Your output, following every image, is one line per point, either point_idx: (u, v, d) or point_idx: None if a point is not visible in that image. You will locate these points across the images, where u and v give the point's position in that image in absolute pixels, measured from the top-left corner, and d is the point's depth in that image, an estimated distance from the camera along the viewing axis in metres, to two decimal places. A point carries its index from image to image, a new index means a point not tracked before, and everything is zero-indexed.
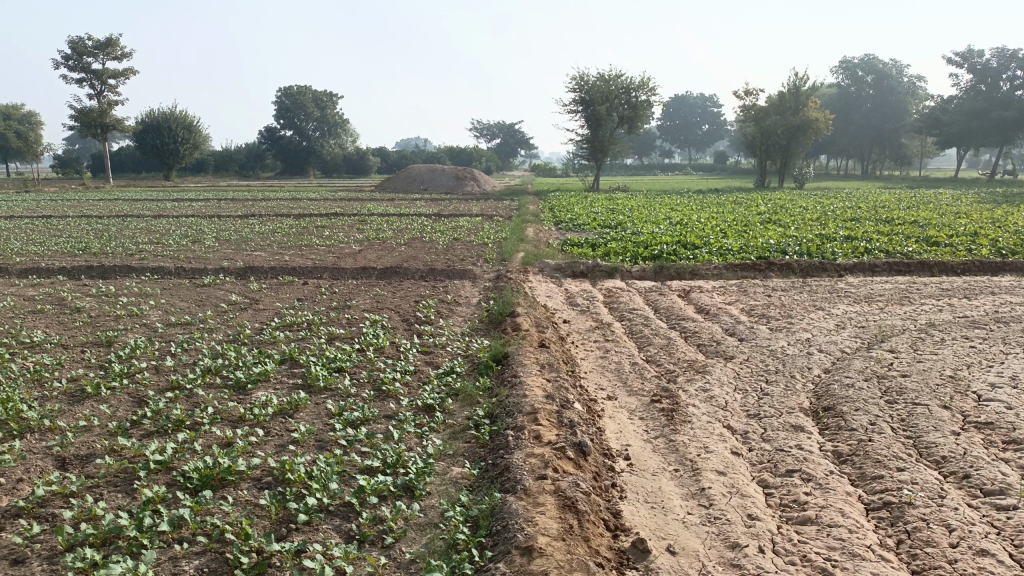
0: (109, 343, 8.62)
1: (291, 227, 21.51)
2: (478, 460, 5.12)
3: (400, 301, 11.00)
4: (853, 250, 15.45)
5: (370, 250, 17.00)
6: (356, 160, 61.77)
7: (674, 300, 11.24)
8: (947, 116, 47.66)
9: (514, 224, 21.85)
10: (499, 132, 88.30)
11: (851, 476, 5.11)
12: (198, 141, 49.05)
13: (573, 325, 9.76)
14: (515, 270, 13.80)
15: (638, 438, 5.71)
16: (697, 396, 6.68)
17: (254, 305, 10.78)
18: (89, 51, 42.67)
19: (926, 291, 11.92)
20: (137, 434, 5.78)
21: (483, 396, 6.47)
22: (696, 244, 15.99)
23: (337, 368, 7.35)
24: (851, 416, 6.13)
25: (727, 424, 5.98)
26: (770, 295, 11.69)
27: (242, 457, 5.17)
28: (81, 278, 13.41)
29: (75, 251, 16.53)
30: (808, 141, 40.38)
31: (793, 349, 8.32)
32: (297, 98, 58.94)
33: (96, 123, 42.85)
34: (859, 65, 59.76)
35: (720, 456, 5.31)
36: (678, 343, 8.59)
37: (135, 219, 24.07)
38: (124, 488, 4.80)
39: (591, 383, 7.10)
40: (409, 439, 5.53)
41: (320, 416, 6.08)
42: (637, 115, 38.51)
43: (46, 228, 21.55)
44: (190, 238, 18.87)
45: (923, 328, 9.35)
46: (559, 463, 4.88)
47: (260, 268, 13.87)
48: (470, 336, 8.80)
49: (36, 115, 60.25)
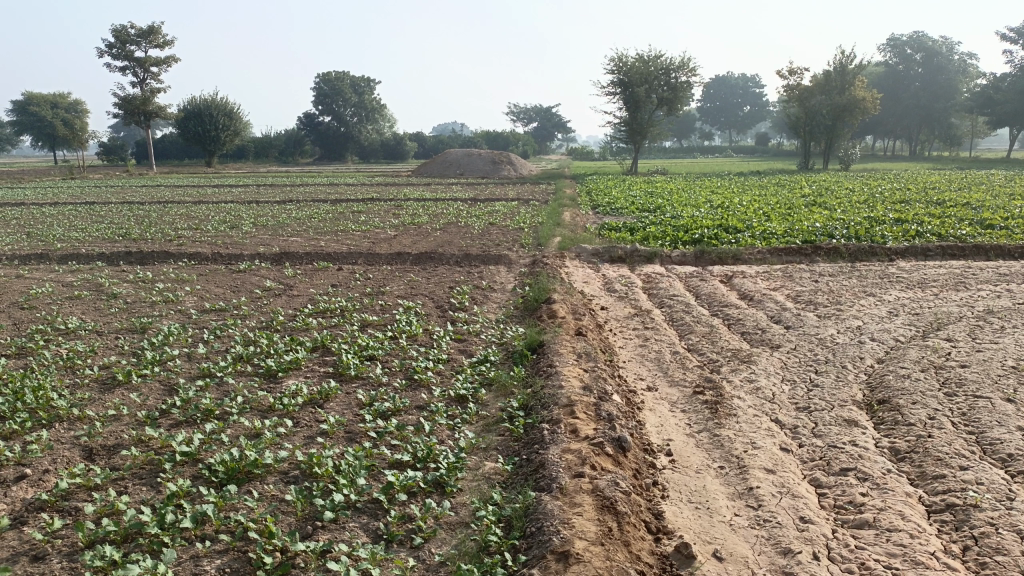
0: (143, 330, 8.59)
1: (328, 212, 21.44)
2: (512, 456, 4.89)
3: (434, 288, 10.82)
4: (903, 233, 14.87)
5: (406, 234, 16.86)
6: (394, 145, 61.77)
7: (716, 286, 10.88)
8: (1000, 94, 45.90)
9: (550, 208, 21.53)
10: (536, 115, 87.66)
11: (911, 475, 4.78)
12: (239, 128, 49.40)
13: (611, 312, 9.48)
14: (552, 256, 13.53)
15: (681, 432, 5.44)
16: (741, 387, 6.38)
17: (288, 292, 10.67)
18: (132, 39, 43.21)
19: (983, 276, 11.37)
20: (166, 424, 5.68)
21: (518, 386, 6.25)
22: (738, 228, 15.55)
23: (368, 356, 7.18)
24: (909, 409, 5.77)
25: (775, 417, 5.67)
26: (817, 280, 11.26)
27: (269, 449, 5.01)
28: (121, 264, 13.49)
29: (115, 237, 16.66)
30: (854, 121, 39.23)
31: (843, 338, 7.95)
32: (336, 84, 59.21)
33: (140, 111, 43.38)
34: (908, 43, 57.94)
35: (768, 453, 5.02)
36: (721, 331, 8.27)
37: (176, 205, 24.26)
38: (148, 481, 4.70)
39: (630, 373, 6.84)
40: (441, 432, 5.33)
41: (350, 406, 5.91)
42: (677, 96, 37.76)
43: (89, 214, 21.82)
44: (228, 223, 18.90)
45: (981, 315, 8.90)
46: (597, 460, 4.63)
47: (295, 253, 13.80)
48: (505, 323, 8.59)
49: (83, 104, 61.20)
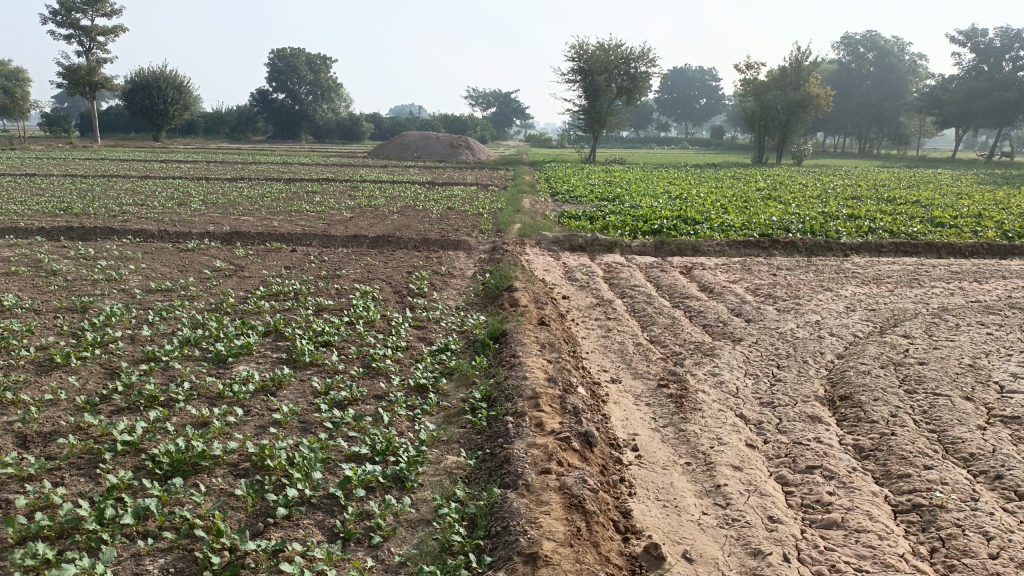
0: (84, 310, 8.17)
1: (281, 192, 20.90)
2: (475, 449, 4.72)
3: (391, 272, 10.55)
4: (857, 229, 15.05)
5: (362, 217, 16.51)
6: (350, 126, 60.42)
7: (677, 277, 10.84)
8: (948, 95, 47.06)
9: (509, 194, 21.33)
10: (494, 100, 87.22)
11: (875, 474, 4.75)
12: (189, 102, 48.01)
13: (573, 301, 9.35)
14: (511, 242, 13.37)
15: (646, 426, 5.34)
16: (706, 380, 6.30)
17: (239, 273, 10.30)
18: (77, 7, 41.55)
19: (935, 273, 11.55)
20: (106, 411, 5.36)
21: (480, 377, 6.08)
22: (697, 220, 15.57)
23: (324, 342, 6.93)
24: (871, 406, 5.75)
25: (740, 413, 5.61)
26: (775, 274, 11.31)
27: (218, 439, 4.75)
28: (61, 239, 12.91)
29: (56, 211, 15.99)
30: (808, 118, 39.77)
31: (803, 332, 7.95)
32: (290, 61, 58.22)
33: (84, 81, 41.81)
34: (861, 42, 59.14)
35: (735, 449, 4.94)
36: (683, 323, 8.21)
37: (121, 180, 23.41)
38: (87, 472, 4.41)
39: (594, 365, 6.72)
40: (400, 423, 5.13)
41: (305, 395, 5.67)
42: (636, 86, 37.77)
43: (29, 187, 20.91)
44: (177, 201, 18.28)
45: (936, 312, 9.00)
46: (564, 455, 4.48)
47: (247, 233, 13.38)
48: (465, 310, 8.39)
49: (25, 72, 58.93)
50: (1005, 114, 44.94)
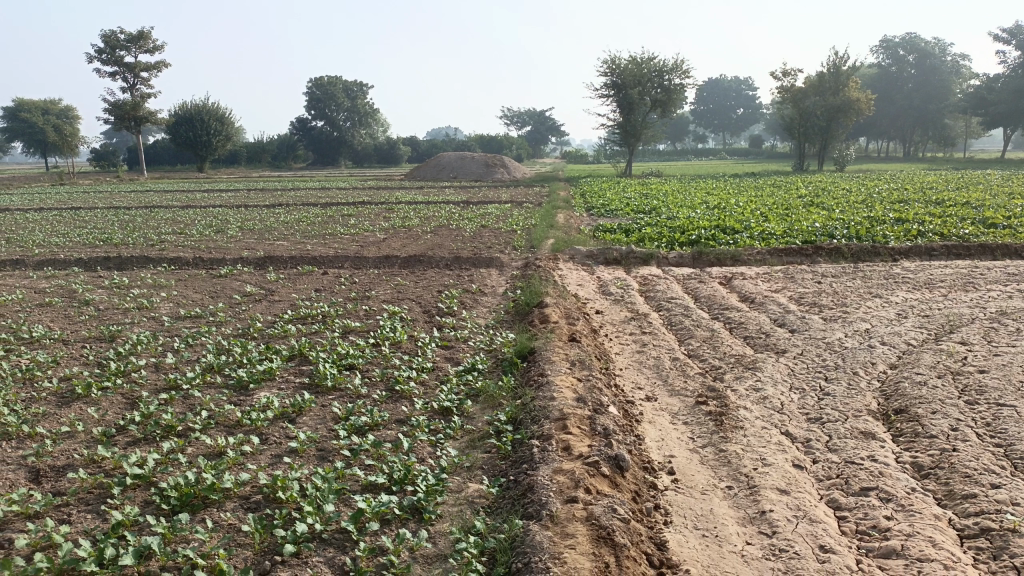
0: (112, 338, 8.11)
1: (317, 216, 20.93)
2: (498, 476, 4.43)
3: (422, 292, 10.35)
4: (905, 233, 14.44)
5: (395, 238, 16.42)
6: (387, 150, 61.29)
7: (716, 288, 10.44)
8: (994, 94, 45.60)
9: (543, 210, 21.10)
10: (530, 119, 87.31)
11: (937, 495, 4.35)
12: (230, 133, 48.86)
13: (607, 316, 9.03)
14: (545, 258, 13.10)
15: (683, 447, 4.98)
16: (747, 396, 5.92)
17: (269, 297, 10.20)
18: (121, 44, 42.67)
19: (991, 276, 10.95)
20: (122, 442, 5.20)
21: (506, 398, 5.80)
22: (736, 229, 15.11)
23: (347, 366, 6.72)
24: (929, 420, 5.32)
25: (785, 430, 5.22)
26: (820, 282, 10.82)
27: (230, 471, 4.53)
28: (98, 269, 12.98)
29: (96, 242, 16.18)
30: (849, 123, 38.89)
31: (852, 342, 7.51)
32: (329, 88, 58.70)
33: (130, 116, 42.82)
34: (901, 44, 57.80)
35: (780, 470, 4.56)
36: (722, 335, 7.83)
37: (162, 210, 23.72)
38: (94, 508, 4.22)
39: (628, 382, 6.39)
40: (422, 449, 4.87)
41: (325, 420, 5.44)
42: (671, 98, 37.33)
43: (73, 220, 21.28)
44: (214, 228, 18.42)
45: (994, 316, 8.47)
46: (593, 482, 4.17)
47: (280, 258, 13.33)
48: (494, 328, 8.14)
49: (75, 110, 60.79)
50: None
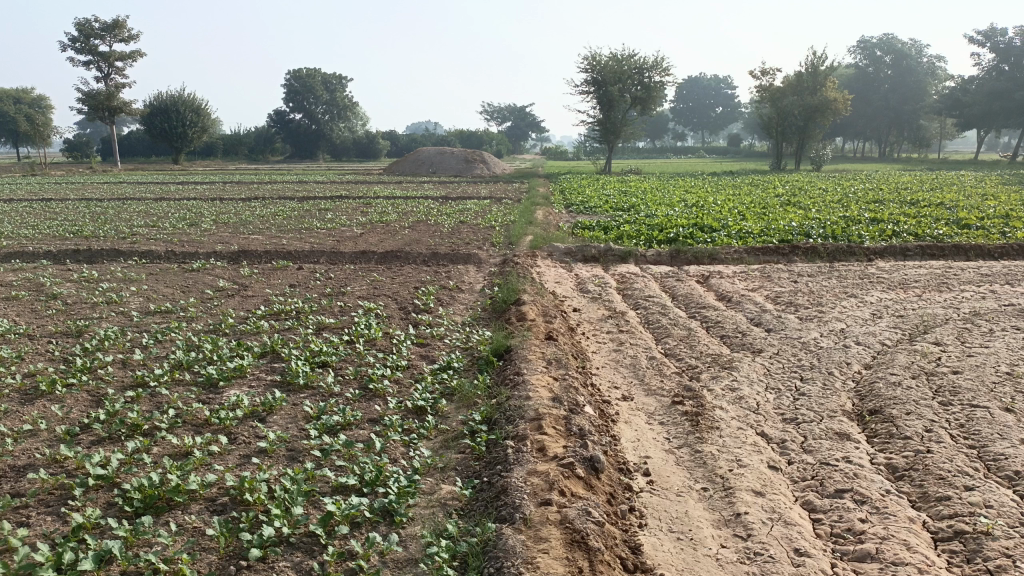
0: (79, 333, 7.93)
1: (293, 210, 20.70)
2: (471, 478, 4.36)
3: (398, 288, 10.25)
4: (880, 233, 14.55)
5: (372, 233, 16.27)
6: (366, 144, 60.90)
7: (693, 286, 10.43)
8: (968, 96, 46.16)
9: (522, 206, 21.04)
10: (510, 115, 87.14)
11: (912, 497, 4.35)
12: (207, 124, 48.26)
13: (584, 314, 8.98)
14: (523, 254, 13.03)
15: (659, 448, 4.94)
16: (723, 396, 5.89)
17: (242, 292, 10.04)
18: (96, 33, 41.99)
19: (965, 276, 11.05)
20: (86, 441, 5.06)
21: (482, 397, 5.73)
22: (714, 227, 15.14)
23: (320, 363, 6.61)
24: (904, 421, 5.33)
25: (761, 430, 5.20)
26: (797, 281, 10.85)
27: (197, 472, 4.43)
28: (67, 262, 12.73)
29: (66, 234, 15.88)
30: (826, 123, 39.20)
31: (828, 342, 7.52)
32: (307, 80, 58.20)
33: (104, 106, 42.15)
34: (878, 45, 58.32)
35: (756, 472, 4.54)
36: (699, 334, 7.81)
37: (136, 202, 23.35)
38: (55, 510, 4.10)
39: (604, 381, 6.34)
40: (395, 449, 4.79)
41: (295, 420, 5.34)
42: (650, 96, 37.39)
43: (44, 211, 20.90)
44: (188, 221, 18.16)
45: (968, 317, 8.53)
46: (567, 484, 4.11)
47: (254, 252, 13.15)
48: (471, 326, 8.06)
49: (47, 100, 59.91)
50: None
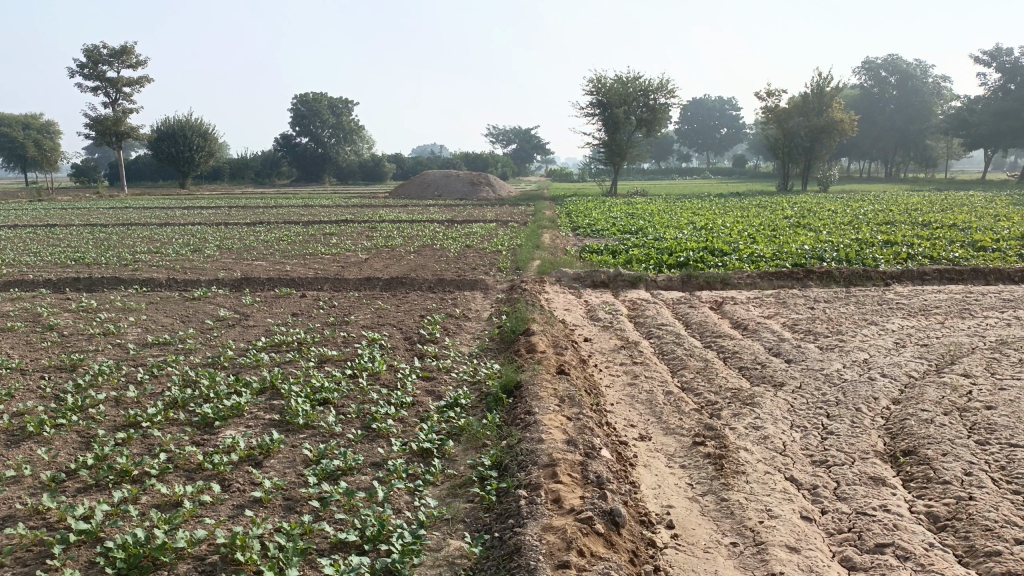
0: (72, 368, 7.65)
1: (297, 234, 20.48)
2: (481, 533, 4.04)
3: (403, 317, 9.96)
4: (894, 256, 14.24)
5: (377, 258, 16.02)
6: (372, 167, 61.00)
7: (707, 313, 10.12)
8: (975, 116, 45.92)
9: (529, 230, 20.79)
10: (515, 137, 87.28)
11: (958, 551, 4.01)
12: (213, 149, 48.32)
13: (596, 344, 8.66)
14: (530, 280, 12.77)
15: (682, 496, 4.63)
16: (747, 436, 5.56)
17: (243, 322, 9.77)
18: (104, 59, 42.20)
19: (987, 302, 10.71)
20: (71, 489, 4.75)
21: (491, 438, 5.42)
22: (724, 251, 14.85)
23: (321, 400, 6.30)
24: (941, 463, 4.98)
25: (789, 475, 4.87)
26: (813, 307, 10.54)
27: (187, 526, 4.12)
28: (67, 291, 12.49)
29: (68, 261, 15.65)
30: (832, 144, 38.99)
31: (851, 373, 7.18)
32: (313, 104, 58.35)
33: (111, 131, 42.23)
34: (882, 66, 58.23)
35: (788, 523, 4.22)
36: (716, 366, 7.49)
37: (140, 227, 23.17)
38: (32, 571, 3.79)
39: (619, 420, 6.02)
40: (399, 498, 4.47)
41: (294, 464, 5.03)
42: (656, 117, 37.25)
43: (47, 237, 20.74)
44: (192, 246, 17.95)
45: (995, 345, 8.19)
46: (586, 542, 3.79)
47: (257, 279, 12.90)
48: (478, 358, 7.75)
49: (56, 125, 60.32)
50: None
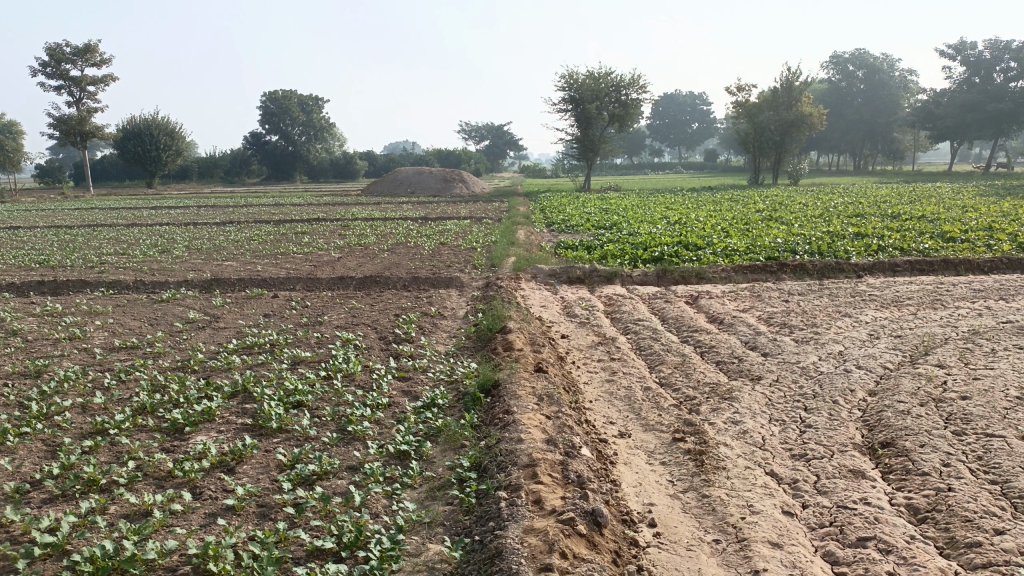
0: (37, 374, 7.43)
1: (268, 234, 20.21)
2: (460, 537, 3.97)
3: (377, 316, 9.84)
4: (866, 248, 14.37)
5: (351, 257, 15.85)
6: (343, 164, 60.52)
7: (683, 308, 10.11)
8: (941, 109, 46.57)
9: (503, 226, 20.71)
10: (487, 133, 87.03)
11: (939, 543, 4.00)
12: (181, 148, 47.60)
13: (572, 341, 8.61)
14: (506, 277, 12.69)
15: (663, 493, 4.60)
16: (726, 431, 5.54)
17: (214, 324, 9.58)
18: (67, 57, 41.36)
19: (958, 292, 10.82)
20: (36, 501, 4.59)
21: (469, 439, 5.35)
22: (699, 245, 14.89)
23: (295, 404, 6.18)
24: (919, 454, 4.99)
25: (770, 470, 4.85)
26: (788, 300, 10.58)
27: (157, 537, 3.99)
28: (30, 295, 12.18)
29: (32, 264, 15.29)
30: (802, 137, 39.33)
31: (827, 366, 7.20)
32: (282, 102, 57.71)
33: (75, 131, 41.41)
34: (850, 60, 58.88)
35: (771, 519, 4.19)
36: (694, 361, 7.47)
37: (106, 228, 22.72)
38: None
39: (598, 417, 5.97)
40: (377, 502, 4.38)
41: (267, 469, 4.92)
42: (628, 113, 37.33)
43: (10, 240, 20.26)
44: (160, 247, 17.64)
45: (967, 336, 8.26)
46: (569, 544, 3.74)
47: (227, 280, 12.69)
48: (454, 357, 7.66)
49: (18, 125, 59.10)
50: (999, 126, 44.47)
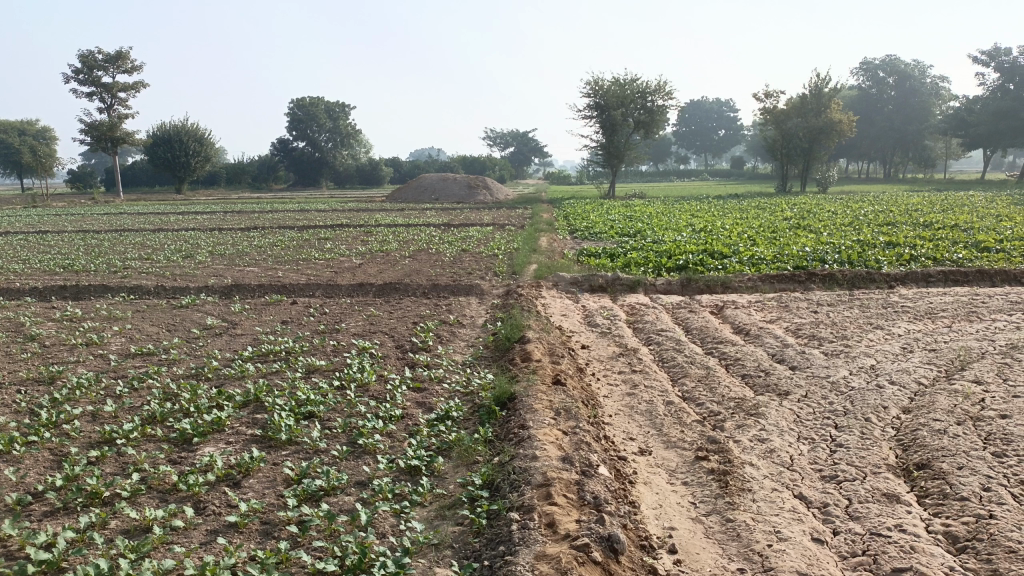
0: (51, 380, 7.36)
1: (291, 240, 20.18)
2: (468, 562, 3.78)
3: (395, 324, 9.68)
4: (898, 258, 13.98)
5: (372, 263, 15.75)
6: (369, 171, 60.77)
7: (707, 319, 9.85)
8: (974, 116, 45.68)
9: (526, 233, 20.53)
10: (512, 139, 86.94)
11: None
12: (210, 154, 48.05)
13: (593, 352, 8.39)
14: (526, 285, 12.51)
15: (685, 516, 4.37)
16: (752, 449, 5.30)
17: (231, 331, 9.49)
18: (98, 64, 41.91)
19: (993, 304, 10.45)
20: (37, 513, 4.47)
21: (482, 454, 5.16)
22: (724, 253, 14.58)
23: (306, 415, 6.02)
24: (958, 478, 4.70)
25: (798, 492, 4.60)
26: (816, 311, 10.28)
27: (154, 556, 3.84)
28: (53, 300, 12.20)
29: (57, 269, 15.36)
30: (831, 144, 38.73)
31: (859, 381, 6.91)
32: (309, 109, 58.11)
33: (106, 137, 41.90)
34: (880, 66, 58.12)
35: (798, 546, 3.95)
36: (718, 374, 7.21)
37: (133, 233, 22.87)
38: None
39: (618, 433, 5.75)
40: (383, 521, 4.20)
41: (273, 484, 4.77)
42: (653, 119, 37.06)
43: (38, 244, 20.44)
44: (183, 253, 17.65)
45: (1005, 350, 7.91)
46: (583, 571, 3.53)
47: (247, 286, 12.62)
48: (471, 367, 7.47)
49: (52, 131, 60.10)
50: None
